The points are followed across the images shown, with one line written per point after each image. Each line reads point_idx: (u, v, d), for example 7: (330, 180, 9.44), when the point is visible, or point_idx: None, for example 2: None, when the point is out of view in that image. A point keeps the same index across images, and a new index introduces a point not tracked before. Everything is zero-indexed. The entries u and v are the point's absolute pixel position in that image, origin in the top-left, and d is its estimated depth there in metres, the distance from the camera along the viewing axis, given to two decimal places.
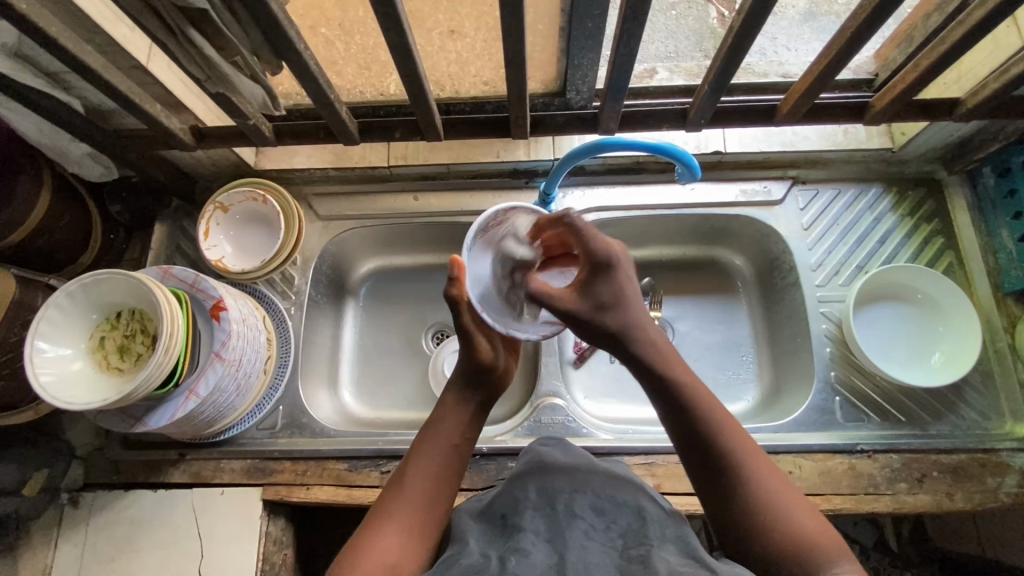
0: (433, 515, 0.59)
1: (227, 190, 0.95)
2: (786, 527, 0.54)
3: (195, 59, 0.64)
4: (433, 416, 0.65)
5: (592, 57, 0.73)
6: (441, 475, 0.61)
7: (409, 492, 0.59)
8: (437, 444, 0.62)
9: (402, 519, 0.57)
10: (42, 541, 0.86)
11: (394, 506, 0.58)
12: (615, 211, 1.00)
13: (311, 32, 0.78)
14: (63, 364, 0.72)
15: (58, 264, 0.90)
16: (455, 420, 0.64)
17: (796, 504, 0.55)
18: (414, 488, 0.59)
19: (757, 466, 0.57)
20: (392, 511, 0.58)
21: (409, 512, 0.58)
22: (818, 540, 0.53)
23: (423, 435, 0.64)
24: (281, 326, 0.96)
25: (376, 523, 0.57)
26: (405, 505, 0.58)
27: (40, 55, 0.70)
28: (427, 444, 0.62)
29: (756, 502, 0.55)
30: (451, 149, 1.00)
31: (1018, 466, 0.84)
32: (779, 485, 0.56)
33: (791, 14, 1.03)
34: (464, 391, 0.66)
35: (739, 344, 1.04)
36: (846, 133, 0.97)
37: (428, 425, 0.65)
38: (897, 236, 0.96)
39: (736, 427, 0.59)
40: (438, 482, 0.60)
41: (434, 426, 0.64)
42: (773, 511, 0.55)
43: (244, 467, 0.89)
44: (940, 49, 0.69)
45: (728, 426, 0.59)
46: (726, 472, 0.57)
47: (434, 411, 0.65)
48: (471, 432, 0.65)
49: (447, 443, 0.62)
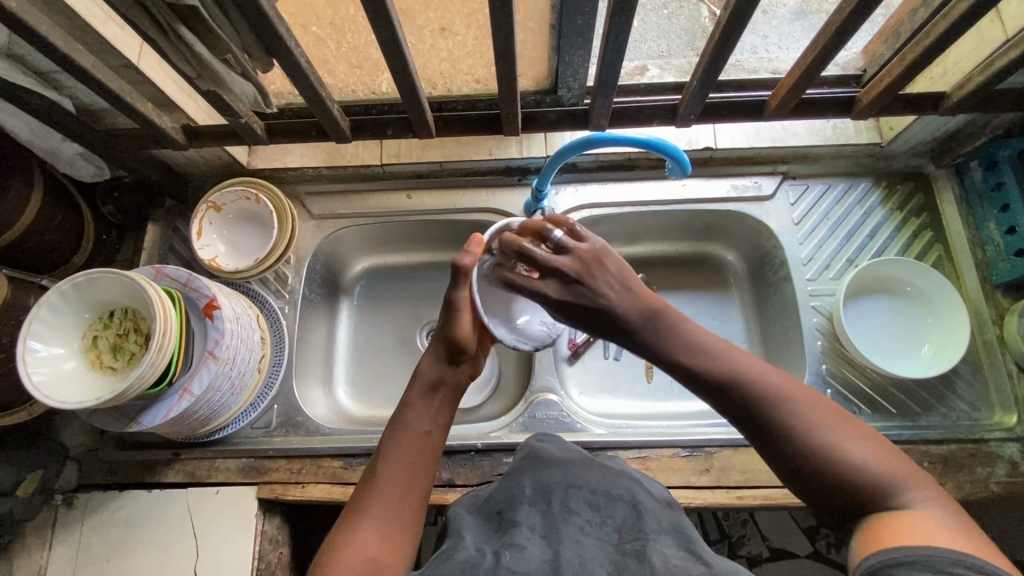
0: (409, 507, 0.59)
1: (219, 190, 0.94)
2: (850, 464, 0.49)
3: (186, 57, 0.64)
4: (403, 406, 0.65)
5: (582, 54, 0.73)
6: (414, 464, 0.61)
7: (383, 485, 0.59)
8: (407, 434, 0.62)
9: (379, 514, 0.57)
10: (37, 542, 0.86)
11: (369, 501, 0.58)
12: (607, 207, 1.01)
13: (303, 32, 0.77)
14: (57, 363, 0.72)
15: (50, 265, 0.89)
16: (425, 410, 0.64)
17: (853, 436, 0.51)
18: (389, 482, 0.59)
19: (807, 407, 0.52)
20: (368, 506, 0.57)
21: (386, 507, 0.58)
22: (885, 472, 0.48)
23: (393, 427, 0.63)
24: (275, 325, 0.96)
25: (353, 520, 0.57)
26: (381, 500, 0.58)
27: (30, 54, 0.70)
28: (398, 435, 0.62)
29: (809, 445, 0.50)
30: (443, 147, 1.00)
31: (1007, 456, 0.85)
32: (830, 418, 0.52)
33: (782, 13, 1.04)
34: (431, 380, 0.66)
35: (732, 338, 1.04)
36: (835, 129, 0.98)
37: (397, 417, 0.64)
38: (887, 230, 0.97)
39: (770, 374, 0.55)
40: (413, 472, 0.60)
41: (402, 417, 0.64)
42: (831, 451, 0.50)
43: (239, 467, 0.89)
44: (925, 44, 0.70)
45: (763, 377, 0.54)
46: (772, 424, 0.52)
47: (400, 401, 0.65)
48: (442, 419, 0.65)
49: (417, 431, 0.62)
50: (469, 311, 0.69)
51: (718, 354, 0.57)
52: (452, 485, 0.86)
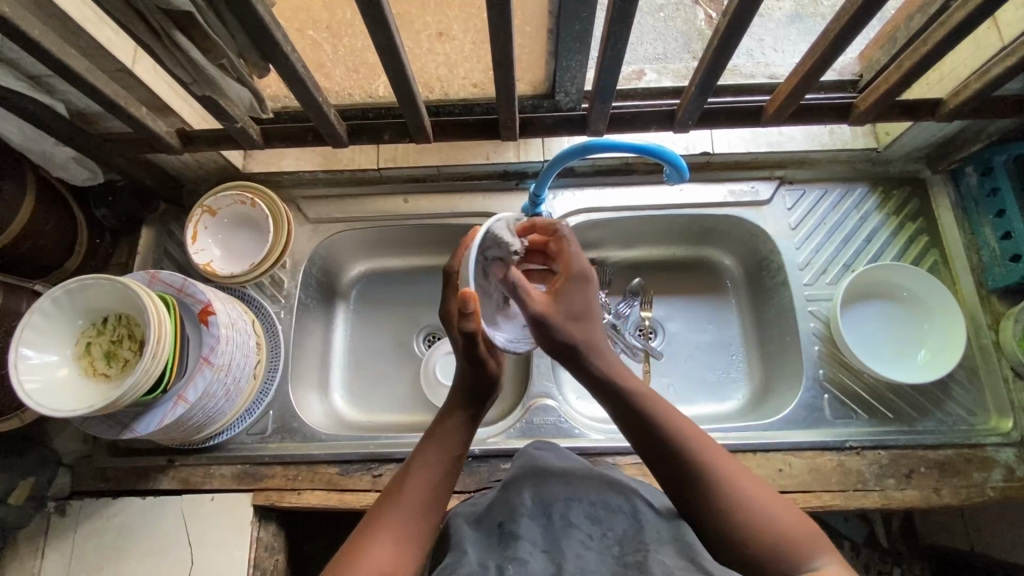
0: (428, 526, 0.58)
1: (215, 195, 0.94)
2: (758, 524, 0.53)
3: (181, 62, 0.63)
4: (432, 428, 0.65)
5: (580, 59, 0.73)
6: (441, 483, 0.61)
7: (407, 500, 0.59)
8: (437, 452, 0.63)
9: (398, 527, 0.57)
10: (29, 550, 0.85)
11: (392, 514, 0.57)
12: (604, 211, 1.01)
13: (299, 35, 0.76)
14: (49, 370, 0.71)
15: (42, 270, 0.88)
16: (454, 430, 0.65)
17: (769, 500, 0.55)
18: (413, 496, 0.59)
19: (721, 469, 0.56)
20: (389, 517, 0.57)
21: (408, 522, 0.57)
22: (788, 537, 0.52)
23: (424, 443, 0.64)
24: (271, 330, 0.96)
25: (374, 530, 0.56)
26: (403, 515, 0.58)
27: (22, 58, 0.69)
28: (426, 454, 0.62)
29: (726, 502, 0.54)
30: (440, 151, 1.00)
31: (1003, 461, 0.85)
32: (751, 484, 0.56)
33: (777, 16, 1.04)
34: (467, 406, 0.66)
35: (729, 343, 1.04)
36: (832, 134, 0.98)
37: (428, 434, 0.65)
38: (883, 235, 0.98)
39: (698, 432, 0.59)
40: (437, 492, 0.60)
41: (435, 436, 0.64)
42: (746, 512, 0.54)
43: (234, 473, 0.88)
44: (922, 51, 0.70)
45: (689, 433, 0.59)
46: (695, 479, 0.56)
47: (435, 421, 0.66)
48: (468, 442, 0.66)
49: (449, 452, 0.63)
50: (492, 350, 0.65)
51: (652, 402, 0.61)
52: None
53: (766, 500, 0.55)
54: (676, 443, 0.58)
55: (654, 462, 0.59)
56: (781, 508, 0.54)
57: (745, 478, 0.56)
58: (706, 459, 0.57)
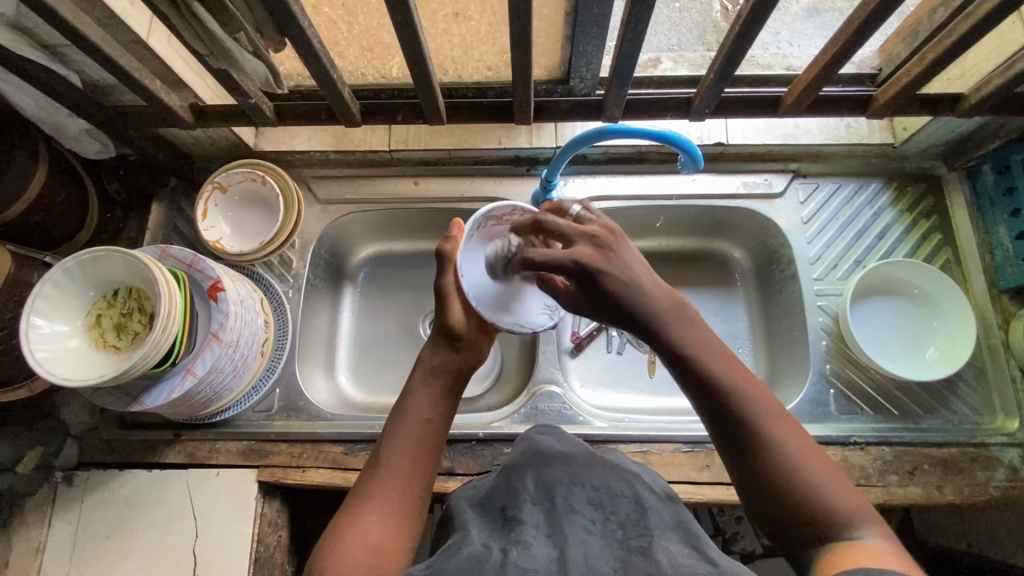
0: (412, 495, 0.58)
1: (227, 170, 0.93)
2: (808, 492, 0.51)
3: (197, 33, 0.63)
4: (402, 396, 0.65)
5: (597, 44, 0.72)
6: (417, 452, 0.60)
7: (385, 471, 0.59)
8: (405, 421, 0.62)
9: (381, 502, 0.57)
10: (36, 518, 0.86)
11: (371, 489, 0.57)
12: (616, 200, 1.00)
13: (314, 12, 0.74)
14: (59, 340, 0.71)
15: (52, 242, 0.89)
16: (426, 397, 0.64)
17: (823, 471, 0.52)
18: (391, 469, 0.59)
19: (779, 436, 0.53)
20: (369, 493, 0.57)
21: (388, 495, 0.57)
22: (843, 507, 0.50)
23: (397, 412, 0.64)
24: (279, 309, 0.96)
25: (357, 505, 0.57)
26: (384, 486, 0.58)
27: (38, 27, 0.69)
28: (397, 423, 0.62)
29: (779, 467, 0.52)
30: (452, 134, 0.99)
31: (1008, 461, 0.85)
32: (805, 452, 0.53)
33: (794, 10, 1.03)
34: (432, 369, 0.67)
35: (736, 336, 1.04)
36: (849, 127, 0.97)
37: (397, 403, 0.65)
38: (896, 231, 0.97)
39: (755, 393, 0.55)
40: (413, 459, 0.60)
41: (404, 405, 0.64)
42: (795, 477, 0.51)
43: (240, 449, 0.89)
44: (947, 43, 0.69)
45: (748, 391, 0.55)
46: (747, 443, 0.53)
47: (404, 388, 0.66)
48: (444, 407, 0.65)
49: (418, 418, 0.63)
50: (457, 296, 0.71)
51: (712, 357, 0.57)
52: (452, 474, 0.87)
53: (820, 471, 0.52)
54: (736, 404, 0.54)
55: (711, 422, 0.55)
56: (834, 478, 0.51)
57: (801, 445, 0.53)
58: (769, 424, 0.54)
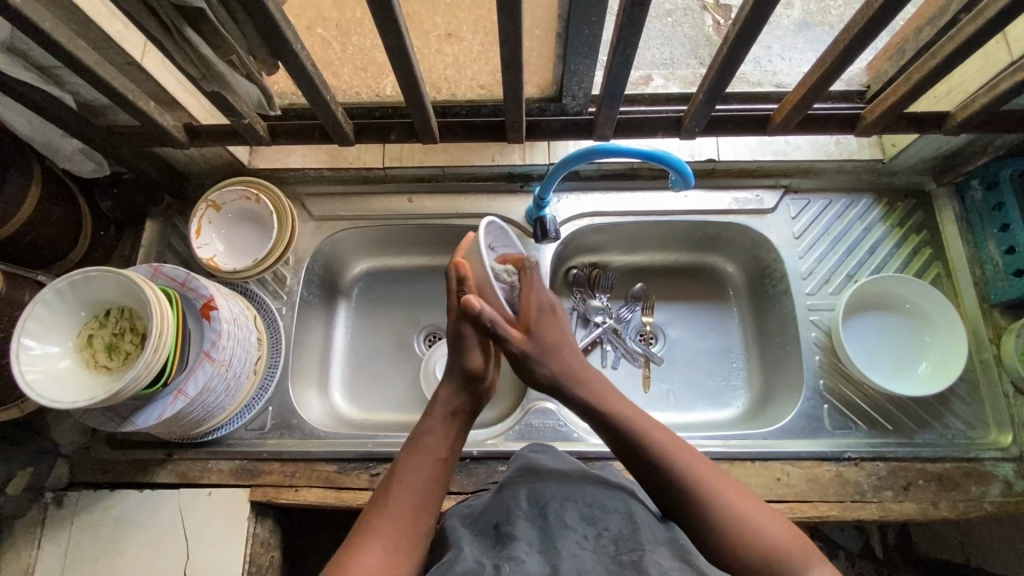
0: (418, 528, 0.59)
1: (220, 189, 0.94)
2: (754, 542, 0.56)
3: (191, 57, 0.63)
4: (420, 429, 0.67)
5: (588, 64, 0.73)
6: (429, 487, 0.62)
7: (397, 502, 0.60)
8: (422, 456, 0.64)
9: (391, 531, 0.57)
10: (25, 541, 0.85)
11: (383, 517, 0.58)
12: (609, 216, 1.00)
13: (308, 33, 0.75)
14: (51, 362, 0.71)
15: (45, 261, 0.89)
16: (443, 436, 0.66)
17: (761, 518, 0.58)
18: (403, 501, 0.60)
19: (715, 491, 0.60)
20: (381, 521, 0.58)
21: (399, 524, 0.58)
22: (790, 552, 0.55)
23: (410, 448, 0.65)
24: (273, 326, 0.96)
25: (365, 536, 0.57)
26: (393, 518, 0.58)
27: (33, 49, 0.69)
28: (413, 457, 0.64)
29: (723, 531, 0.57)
30: (446, 151, 1.00)
31: (1001, 476, 0.85)
32: (742, 505, 0.59)
33: (785, 25, 1.04)
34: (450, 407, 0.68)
35: (729, 350, 1.04)
36: (838, 143, 0.98)
37: (415, 436, 0.66)
38: (886, 246, 0.98)
39: (684, 453, 0.63)
40: (425, 494, 0.61)
41: (422, 439, 0.66)
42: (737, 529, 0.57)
43: (232, 468, 0.88)
44: (932, 63, 0.70)
45: (680, 454, 0.63)
46: (685, 497, 0.60)
47: (422, 423, 0.67)
48: (456, 447, 0.67)
49: (435, 455, 0.64)
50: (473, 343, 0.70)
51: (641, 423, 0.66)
52: (446, 492, 0.86)
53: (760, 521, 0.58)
54: (673, 465, 0.62)
55: (648, 478, 0.62)
56: (774, 526, 0.58)
57: (739, 499, 0.60)
58: (703, 483, 0.60)
